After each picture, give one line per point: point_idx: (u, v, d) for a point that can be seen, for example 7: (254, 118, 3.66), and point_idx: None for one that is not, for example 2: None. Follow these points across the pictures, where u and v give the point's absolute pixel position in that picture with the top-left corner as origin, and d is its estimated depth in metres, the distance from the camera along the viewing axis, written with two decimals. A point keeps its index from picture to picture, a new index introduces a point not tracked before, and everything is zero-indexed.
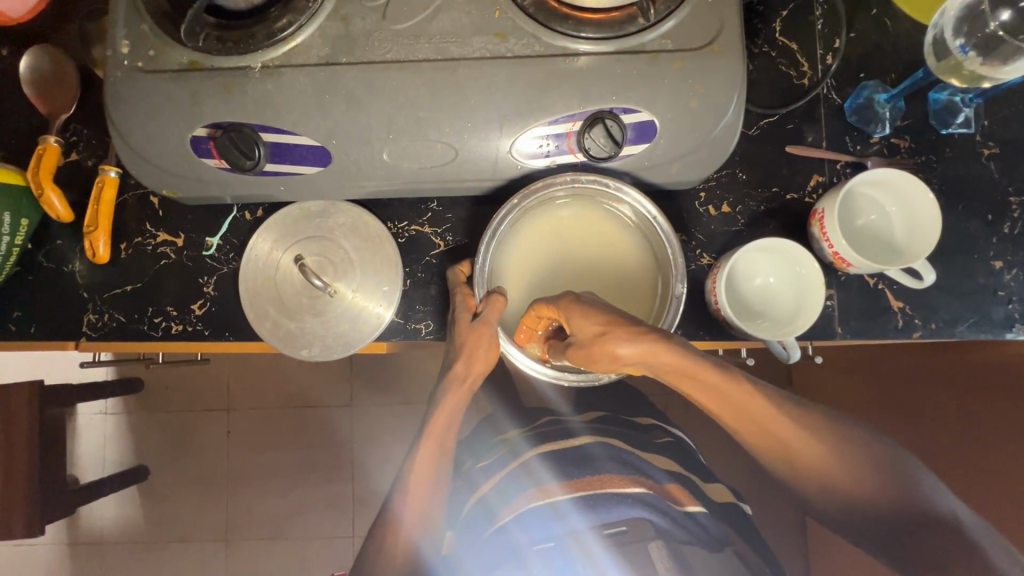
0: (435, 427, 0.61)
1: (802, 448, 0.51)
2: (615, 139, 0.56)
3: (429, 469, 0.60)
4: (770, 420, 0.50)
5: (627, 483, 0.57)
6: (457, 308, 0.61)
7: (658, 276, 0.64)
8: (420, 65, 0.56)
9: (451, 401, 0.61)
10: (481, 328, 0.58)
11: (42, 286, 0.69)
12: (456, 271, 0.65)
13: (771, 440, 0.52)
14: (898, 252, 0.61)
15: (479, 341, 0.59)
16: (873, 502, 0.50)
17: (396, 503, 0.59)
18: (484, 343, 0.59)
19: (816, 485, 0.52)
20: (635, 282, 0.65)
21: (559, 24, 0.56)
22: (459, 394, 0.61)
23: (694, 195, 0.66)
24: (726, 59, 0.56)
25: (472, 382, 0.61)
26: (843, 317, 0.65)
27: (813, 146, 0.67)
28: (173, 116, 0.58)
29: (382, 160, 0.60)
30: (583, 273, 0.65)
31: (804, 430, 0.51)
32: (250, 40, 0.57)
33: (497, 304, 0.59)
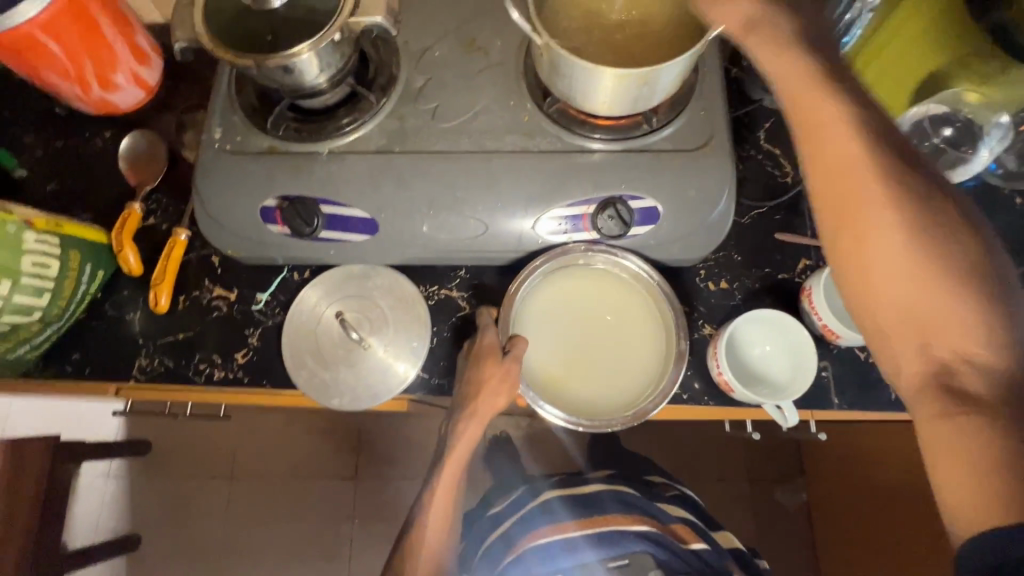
0: (454, 455, 0.68)
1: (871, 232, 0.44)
2: (624, 221, 0.66)
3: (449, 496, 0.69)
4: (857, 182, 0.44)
5: (632, 522, 0.63)
6: (485, 345, 0.68)
7: (663, 339, 0.71)
8: (460, 155, 0.68)
9: (470, 431, 0.68)
10: (510, 363, 0.66)
11: (102, 331, 0.77)
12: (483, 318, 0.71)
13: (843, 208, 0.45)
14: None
15: (501, 380, 0.66)
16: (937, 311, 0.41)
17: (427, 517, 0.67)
18: (503, 384, 0.66)
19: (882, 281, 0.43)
20: (643, 341, 0.71)
21: (577, 126, 0.68)
22: (478, 424, 0.68)
23: (695, 271, 0.74)
24: (717, 157, 0.67)
25: (484, 416, 0.67)
26: (840, 388, 0.69)
27: (799, 233, 0.76)
28: (250, 190, 0.69)
29: (421, 231, 0.69)
30: (594, 331, 0.72)
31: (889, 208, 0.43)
32: (322, 131, 0.69)
33: (521, 344, 0.67)
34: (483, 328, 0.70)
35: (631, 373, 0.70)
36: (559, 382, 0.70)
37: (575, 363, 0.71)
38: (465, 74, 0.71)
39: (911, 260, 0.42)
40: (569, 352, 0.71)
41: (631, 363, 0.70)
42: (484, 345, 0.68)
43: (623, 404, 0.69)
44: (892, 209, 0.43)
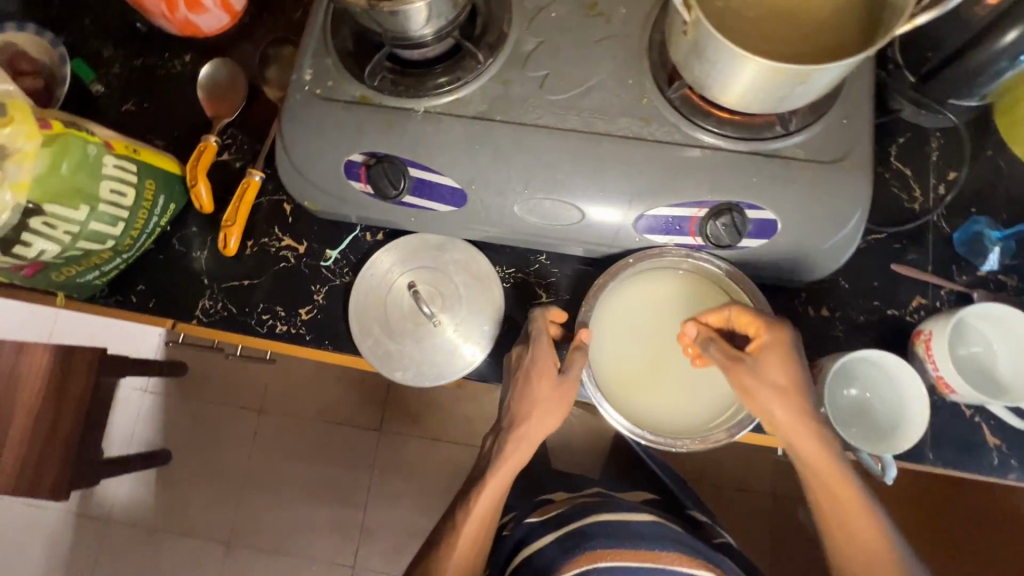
0: (501, 474, 0.64)
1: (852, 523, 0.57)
2: (738, 231, 0.60)
3: (490, 512, 0.64)
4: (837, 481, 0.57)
5: (696, 565, 0.58)
6: (535, 345, 0.63)
7: None
8: (567, 133, 0.62)
9: (519, 452, 0.65)
10: (568, 381, 0.62)
11: (168, 266, 0.75)
12: (540, 321, 0.65)
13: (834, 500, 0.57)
14: (1004, 387, 0.61)
15: (557, 397, 0.63)
16: None
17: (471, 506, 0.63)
18: (558, 402, 0.64)
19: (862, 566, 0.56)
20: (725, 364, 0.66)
21: (700, 117, 0.61)
22: (528, 446, 0.65)
23: (796, 293, 0.68)
24: (853, 175, 0.59)
25: (541, 426, 0.65)
26: (937, 444, 0.63)
27: (918, 267, 0.69)
28: (337, 142, 0.64)
29: (511, 211, 0.64)
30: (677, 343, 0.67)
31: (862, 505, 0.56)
32: (420, 87, 0.64)
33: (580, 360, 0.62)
34: (535, 335, 0.64)
35: (706, 396, 0.66)
36: (630, 390, 0.66)
37: (651, 373, 0.66)
38: (581, 42, 0.64)
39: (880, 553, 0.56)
40: (646, 361, 0.67)
41: (708, 385, 0.66)
42: (539, 357, 0.63)
43: (691, 428, 0.64)
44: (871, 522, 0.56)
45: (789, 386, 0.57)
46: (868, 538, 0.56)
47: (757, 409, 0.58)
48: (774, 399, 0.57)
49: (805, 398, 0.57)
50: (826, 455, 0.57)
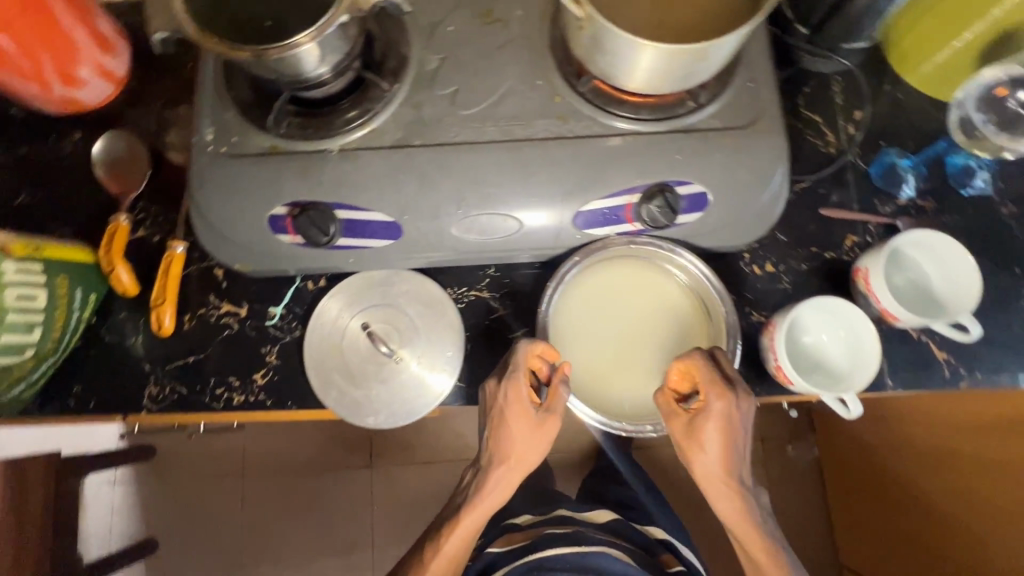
0: (478, 508, 0.65)
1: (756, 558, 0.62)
2: (673, 209, 0.61)
3: (468, 535, 0.66)
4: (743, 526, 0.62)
5: None
6: (513, 380, 0.61)
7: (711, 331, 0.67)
8: (487, 145, 0.61)
9: (497, 494, 0.65)
10: (549, 417, 0.63)
11: (103, 359, 0.70)
12: (519, 355, 0.61)
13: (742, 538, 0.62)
14: (940, 303, 0.65)
15: (538, 432, 0.63)
16: None
17: (450, 537, 0.66)
18: (539, 439, 0.63)
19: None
20: (688, 341, 0.67)
21: (614, 106, 0.62)
22: (507, 484, 0.65)
23: (740, 255, 0.70)
24: (768, 134, 0.61)
25: (524, 459, 0.64)
26: (893, 370, 0.67)
27: (845, 208, 0.72)
28: (255, 198, 0.62)
29: (449, 233, 0.63)
30: (637, 329, 0.68)
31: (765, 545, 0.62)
32: (329, 126, 0.62)
33: (561, 394, 0.62)
34: (512, 374, 0.61)
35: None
36: (601, 383, 0.66)
37: (618, 363, 0.67)
38: (484, 51, 0.64)
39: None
40: (611, 351, 0.67)
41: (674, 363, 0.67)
42: (515, 395, 0.61)
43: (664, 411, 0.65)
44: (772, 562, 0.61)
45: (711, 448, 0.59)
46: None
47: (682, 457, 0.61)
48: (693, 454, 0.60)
49: (728, 463, 0.60)
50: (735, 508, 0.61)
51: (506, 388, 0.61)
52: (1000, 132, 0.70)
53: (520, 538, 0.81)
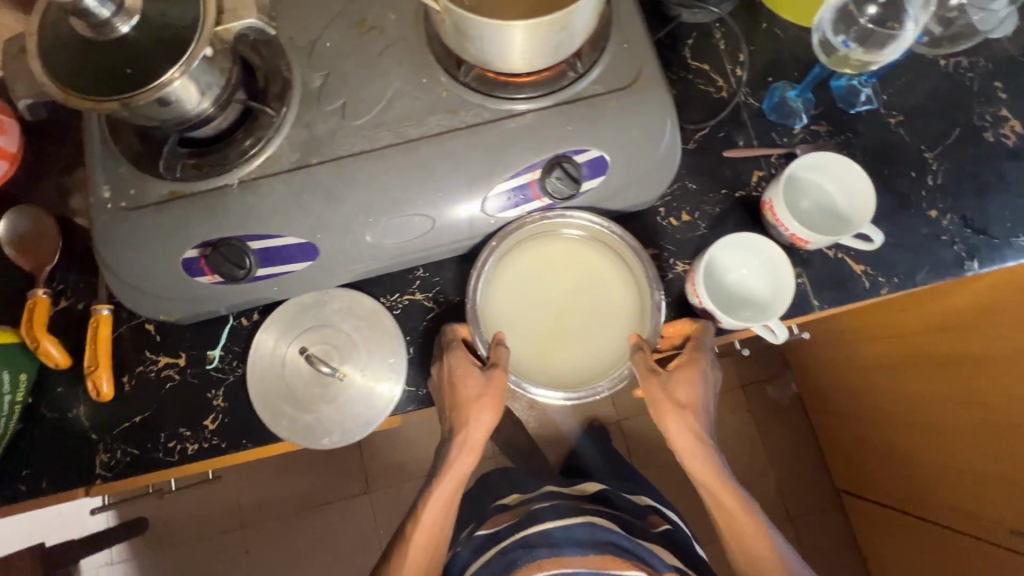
0: (448, 477, 0.69)
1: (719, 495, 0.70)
2: (574, 178, 0.62)
3: (445, 500, 0.69)
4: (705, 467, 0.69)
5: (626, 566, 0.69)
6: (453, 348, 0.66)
7: (637, 287, 0.69)
8: (383, 151, 0.62)
9: (463, 458, 0.68)
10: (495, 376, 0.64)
11: (48, 438, 0.69)
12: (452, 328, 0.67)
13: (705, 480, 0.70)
14: (843, 216, 0.68)
15: (488, 391, 0.65)
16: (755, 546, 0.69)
17: (424, 508, 0.69)
18: (490, 397, 0.65)
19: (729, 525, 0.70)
20: (618, 297, 0.69)
21: (499, 90, 0.63)
22: (471, 448, 0.68)
23: (655, 210, 0.72)
24: (651, 90, 0.63)
25: (477, 423, 0.67)
26: (817, 290, 0.69)
27: (746, 147, 0.74)
28: (165, 245, 0.61)
29: (366, 243, 0.64)
30: (568, 300, 0.69)
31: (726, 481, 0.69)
32: (225, 161, 0.62)
33: (503, 352, 0.64)
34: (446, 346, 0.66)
35: (614, 333, 0.68)
36: (548, 360, 0.68)
37: (558, 337, 0.68)
38: (366, 60, 0.64)
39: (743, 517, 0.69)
40: (550, 328, 0.68)
41: (612, 322, 0.69)
42: (458, 363, 0.65)
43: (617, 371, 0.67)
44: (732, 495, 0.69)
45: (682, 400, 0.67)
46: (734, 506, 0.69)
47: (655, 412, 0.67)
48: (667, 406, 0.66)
49: (693, 411, 0.67)
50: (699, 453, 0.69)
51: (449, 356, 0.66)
52: (858, 44, 0.71)
53: (508, 517, 0.84)
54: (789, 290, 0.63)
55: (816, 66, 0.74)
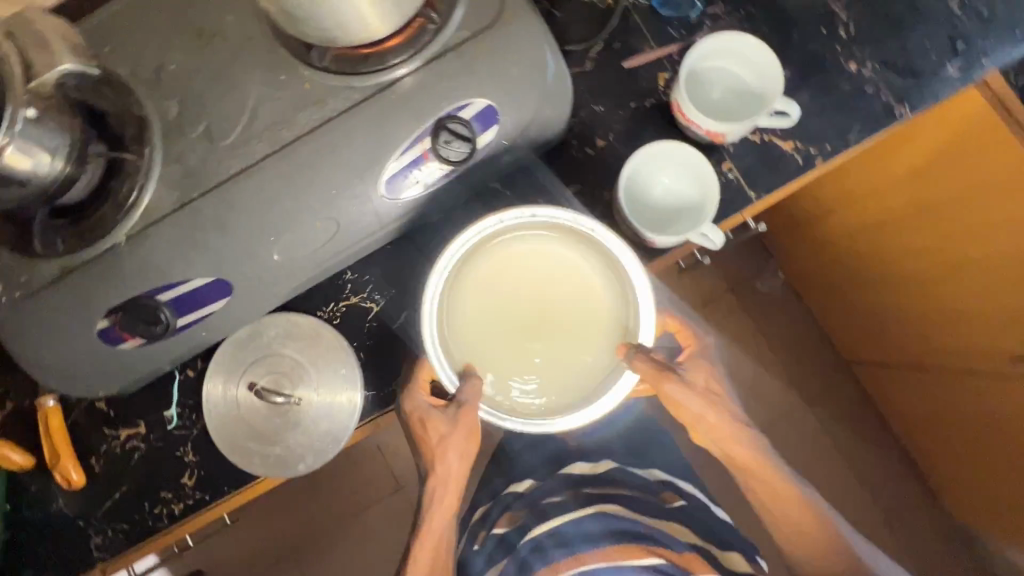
0: (443, 497, 0.72)
1: (762, 478, 0.71)
2: (465, 137, 0.59)
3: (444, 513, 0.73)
4: (746, 455, 0.70)
5: (643, 555, 0.68)
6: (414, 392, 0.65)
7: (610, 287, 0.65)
8: (262, 164, 0.58)
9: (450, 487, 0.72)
10: (465, 410, 0.61)
11: (38, 536, 0.69)
12: (414, 372, 0.65)
13: (746, 468, 0.71)
14: (758, 94, 0.64)
15: (458, 428, 0.64)
16: (805, 520, 0.71)
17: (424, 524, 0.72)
18: (464, 433, 0.65)
19: (778, 505, 0.72)
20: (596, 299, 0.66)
21: (364, 66, 0.59)
22: (451, 473, 0.70)
23: (567, 145, 0.69)
24: (520, 20, 0.59)
25: (452, 454, 0.68)
26: (750, 180, 0.66)
27: (645, 50, 0.70)
28: (75, 323, 0.59)
29: (278, 263, 0.61)
30: (536, 314, 0.67)
31: (767, 464, 0.71)
32: (105, 221, 0.58)
33: (471, 387, 0.60)
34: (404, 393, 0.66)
35: (594, 344, 0.65)
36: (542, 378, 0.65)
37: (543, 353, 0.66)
38: (216, 72, 0.60)
39: (790, 494, 0.71)
40: (524, 347, 0.66)
41: (590, 333, 0.66)
42: (415, 407, 0.65)
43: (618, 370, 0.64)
44: (775, 474, 0.71)
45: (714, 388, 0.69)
46: (779, 485, 0.71)
47: (686, 411, 0.67)
48: (700, 402, 0.67)
49: (722, 402, 0.69)
50: (740, 442, 0.70)
51: (407, 404, 0.65)
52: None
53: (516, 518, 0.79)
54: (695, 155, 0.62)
55: None
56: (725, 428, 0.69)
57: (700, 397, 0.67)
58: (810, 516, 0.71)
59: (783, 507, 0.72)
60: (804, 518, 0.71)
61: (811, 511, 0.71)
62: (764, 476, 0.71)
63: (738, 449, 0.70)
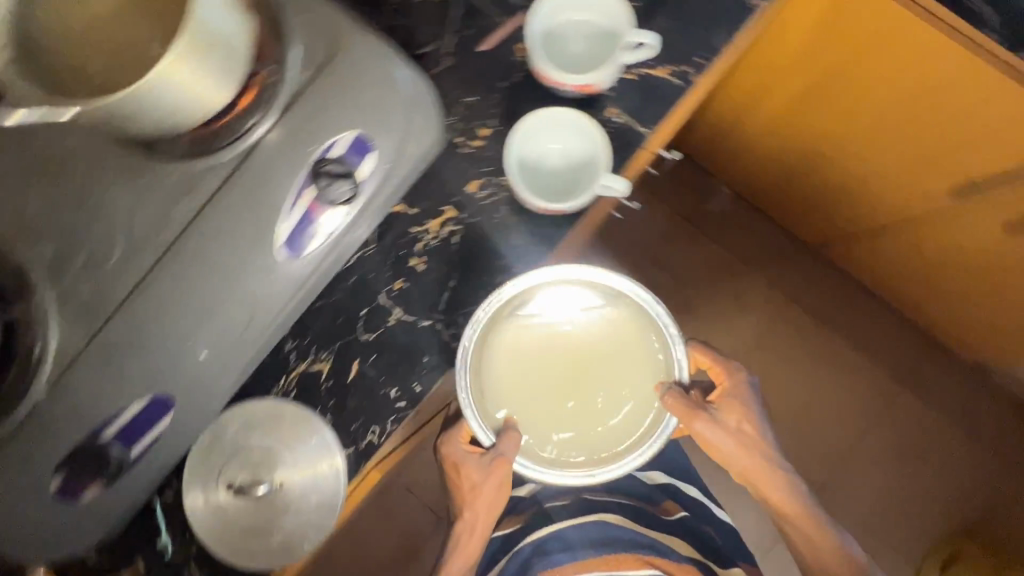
0: (472, 525, 0.87)
1: (777, 503, 0.91)
2: (344, 175, 0.58)
3: (472, 541, 0.88)
4: (763, 475, 0.90)
5: (639, 564, 0.85)
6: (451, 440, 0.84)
7: (640, 330, 0.79)
8: (156, 272, 0.57)
9: (477, 520, 0.86)
10: (501, 459, 0.76)
11: None
12: (454, 425, 0.84)
13: (763, 492, 0.91)
14: (610, 31, 0.64)
15: (489, 475, 0.79)
16: (811, 535, 0.90)
17: (455, 555, 0.88)
18: (490, 481, 0.80)
19: (794, 524, 0.91)
20: (630, 341, 0.79)
21: (219, 139, 0.57)
22: (483, 513, 0.86)
23: (453, 145, 0.68)
24: (358, 45, 0.58)
25: (481, 501, 0.84)
26: (638, 117, 0.66)
27: (496, 27, 0.68)
28: (26, 492, 0.56)
29: (209, 359, 0.60)
30: (570, 355, 0.79)
31: (780, 492, 0.90)
32: (16, 383, 0.55)
33: (513, 437, 0.74)
34: (450, 445, 0.83)
35: (634, 383, 0.80)
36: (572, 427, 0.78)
37: (582, 391, 0.79)
38: (77, 197, 0.57)
39: (803, 512, 0.90)
40: (561, 388, 0.79)
41: (627, 370, 0.80)
42: (450, 454, 0.83)
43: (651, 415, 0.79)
44: (794, 505, 0.90)
45: (749, 434, 0.89)
46: (796, 512, 0.90)
47: (713, 443, 0.87)
48: (725, 437, 0.87)
49: (747, 439, 0.89)
50: (765, 470, 0.89)
51: (444, 448, 0.84)
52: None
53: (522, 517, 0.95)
54: (533, 116, 0.62)
55: None
56: (751, 457, 0.89)
57: (736, 435, 0.88)
58: (819, 531, 0.90)
59: (801, 526, 0.90)
60: (813, 532, 0.90)
61: (823, 535, 0.90)
62: (781, 504, 0.91)
63: (758, 475, 0.90)
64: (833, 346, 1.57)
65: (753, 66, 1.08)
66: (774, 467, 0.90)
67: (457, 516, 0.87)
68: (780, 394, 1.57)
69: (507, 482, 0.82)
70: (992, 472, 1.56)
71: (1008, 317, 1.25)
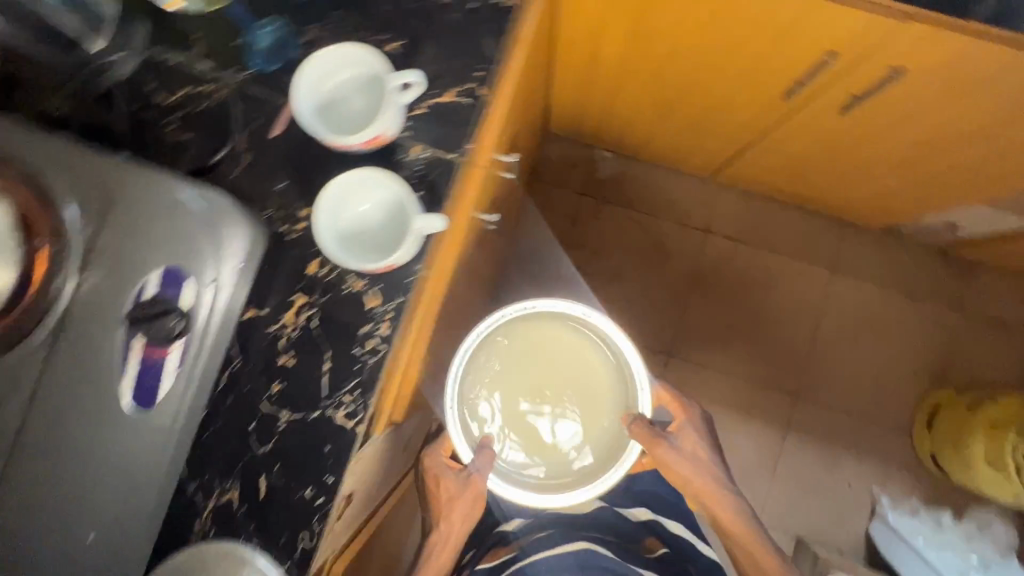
0: (449, 532, 0.98)
1: (721, 517, 1.03)
2: (164, 313, 0.57)
3: (450, 544, 0.99)
4: (710, 497, 1.02)
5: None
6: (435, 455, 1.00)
7: (606, 362, 0.97)
8: (23, 466, 0.57)
9: (449, 527, 0.97)
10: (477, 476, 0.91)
11: None
12: (438, 441, 1.01)
13: (709, 510, 1.04)
14: (373, 77, 0.64)
15: (463, 488, 0.94)
16: (750, 542, 1.03)
17: (432, 556, 0.99)
18: (465, 495, 0.94)
19: (736, 535, 1.03)
20: (596, 368, 0.97)
21: (33, 324, 0.56)
22: (455, 523, 0.97)
23: (280, 233, 0.67)
24: (130, 182, 0.57)
25: (455, 513, 0.96)
26: (443, 148, 0.67)
27: (281, 109, 0.68)
28: None
29: (106, 531, 0.59)
30: (545, 378, 0.98)
31: (724, 507, 1.02)
32: None
33: (486, 457, 0.90)
34: (435, 463, 0.99)
35: (600, 406, 0.97)
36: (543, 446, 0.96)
37: (556, 410, 0.97)
38: None
39: (743, 526, 1.03)
40: (539, 405, 0.97)
41: (595, 392, 0.98)
42: (433, 465, 0.99)
43: (616, 442, 0.94)
44: (739, 516, 1.03)
45: (706, 465, 1.03)
46: (736, 525, 1.03)
47: (667, 466, 1.00)
48: (682, 463, 1.00)
49: (700, 465, 1.02)
50: (715, 490, 1.02)
51: (428, 462, 1.00)
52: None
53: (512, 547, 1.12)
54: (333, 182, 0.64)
55: (253, 24, 0.69)
56: (702, 480, 1.02)
57: (696, 464, 1.01)
58: (756, 540, 1.03)
59: (743, 537, 1.03)
60: (754, 541, 1.03)
61: (761, 542, 1.03)
62: (726, 518, 1.03)
63: (707, 493, 1.02)
64: (755, 263, 1.65)
65: (575, 39, 1.09)
66: (723, 485, 1.03)
67: (434, 529, 0.99)
68: (722, 323, 1.65)
69: (481, 499, 0.95)
70: (940, 320, 1.62)
71: (907, 178, 1.27)
